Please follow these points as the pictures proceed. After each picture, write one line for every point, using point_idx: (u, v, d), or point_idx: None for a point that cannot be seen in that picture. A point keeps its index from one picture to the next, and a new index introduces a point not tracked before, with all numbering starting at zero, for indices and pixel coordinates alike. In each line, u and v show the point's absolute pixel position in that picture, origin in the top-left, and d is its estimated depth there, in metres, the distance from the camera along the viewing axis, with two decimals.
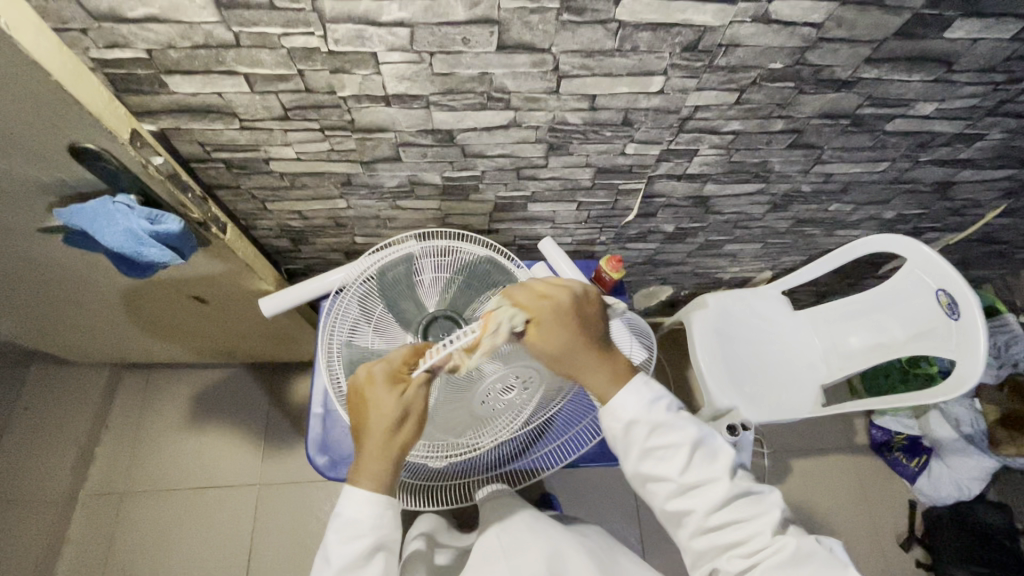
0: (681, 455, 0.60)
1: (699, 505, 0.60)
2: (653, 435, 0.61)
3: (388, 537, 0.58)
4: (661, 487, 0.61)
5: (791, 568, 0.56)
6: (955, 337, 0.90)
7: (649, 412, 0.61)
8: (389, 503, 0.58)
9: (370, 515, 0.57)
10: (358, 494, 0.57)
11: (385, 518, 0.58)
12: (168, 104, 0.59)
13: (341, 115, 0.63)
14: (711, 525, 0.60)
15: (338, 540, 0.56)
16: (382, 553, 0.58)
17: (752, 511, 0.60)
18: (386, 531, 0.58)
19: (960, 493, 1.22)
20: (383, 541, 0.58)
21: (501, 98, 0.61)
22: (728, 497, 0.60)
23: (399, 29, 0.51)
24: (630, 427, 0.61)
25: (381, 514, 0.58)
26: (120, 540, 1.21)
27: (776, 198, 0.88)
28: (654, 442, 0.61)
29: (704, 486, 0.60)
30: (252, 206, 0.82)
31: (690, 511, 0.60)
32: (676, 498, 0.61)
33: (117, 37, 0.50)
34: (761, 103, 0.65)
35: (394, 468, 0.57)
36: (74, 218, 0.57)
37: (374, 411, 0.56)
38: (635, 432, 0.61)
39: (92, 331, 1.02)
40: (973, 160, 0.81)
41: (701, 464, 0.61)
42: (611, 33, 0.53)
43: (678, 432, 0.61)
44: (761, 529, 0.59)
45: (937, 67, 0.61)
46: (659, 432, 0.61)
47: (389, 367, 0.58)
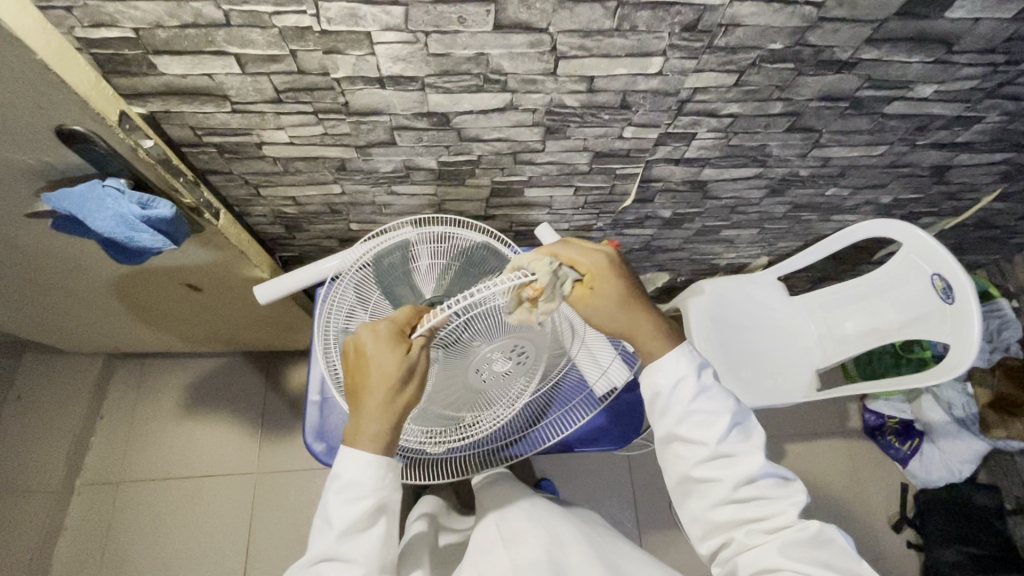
0: (723, 423, 0.63)
1: (727, 477, 0.61)
2: (698, 399, 0.63)
3: (387, 500, 0.61)
4: (690, 452, 0.63)
5: (810, 548, 0.58)
6: (949, 322, 0.90)
7: (697, 376, 0.64)
8: (388, 463, 0.61)
9: (370, 477, 0.60)
10: (358, 456, 0.59)
11: (386, 480, 0.61)
12: (157, 86, 0.58)
13: (335, 98, 0.62)
14: (736, 498, 0.61)
15: (341, 502, 0.59)
16: (382, 515, 0.61)
17: (777, 491, 0.62)
18: (388, 493, 0.61)
19: (950, 475, 1.23)
20: (382, 503, 0.61)
21: (498, 80, 0.60)
22: (758, 474, 0.62)
23: (394, 7, 0.50)
24: (675, 388, 0.64)
25: (383, 476, 0.61)
26: (117, 528, 1.20)
27: (774, 182, 0.87)
28: (696, 406, 0.63)
29: (737, 459, 0.62)
30: (245, 192, 0.81)
31: (718, 481, 0.62)
32: (705, 466, 0.62)
33: (102, 15, 0.49)
34: (760, 85, 0.64)
35: (390, 428, 0.59)
36: (62, 202, 0.56)
37: (373, 369, 0.58)
38: (678, 393, 0.64)
39: (83, 319, 1.01)
40: (971, 143, 0.81)
41: (735, 437, 0.63)
42: (609, 13, 0.52)
43: (719, 403, 0.64)
44: (785, 508, 0.61)
45: (937, 48, 0.60)
46: (703, 398, 0.63)
47: (393, 324, 0.59)
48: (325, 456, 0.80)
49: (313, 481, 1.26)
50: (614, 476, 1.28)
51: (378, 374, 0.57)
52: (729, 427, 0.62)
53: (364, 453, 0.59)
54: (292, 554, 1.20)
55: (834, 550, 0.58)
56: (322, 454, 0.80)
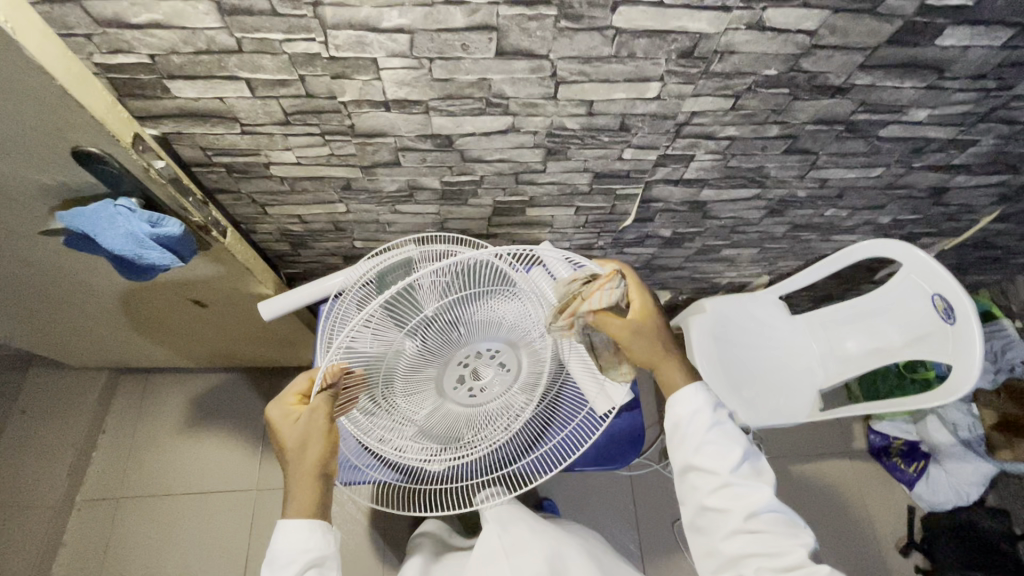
0: (734, 455, 0.64)
1: (738, 508, 0.62)
2: (714, 431, 0.65)
3: (318, 557, 0.60)
4: (704, 482, 0.64)
5: None
6: (952, 342, 0.90)
7: (714, 410, 0.67)
8: (320, 525, 0.61)
9: (295, 541, 0.60)
10: (286, 531, 0.60)
11: (313, 540, 0.60)
12: (170, 109, 0.60)
13: (342, 120, 0.63)
14: (746, 529, 0.62)
15: (273, 568, 0.60)
16: (315, 571, 0.60)
17: (787, 531, 0.62)
18: (320, 551, 0.61)
19: (959, 498, 1.21)
20: (317, 560, 0.61)
21: (500, 104, 0.61)
22: (768, 508, 0.62)
23: (399, 35, 0.52)
24: (693, 418, 0.66)
25: (311, 537, 0.60)
26: (117, 543, 1.20)
27: (772, 203, 0.88)
28: (711, 436, 0.65)
29: (747, 492, 0.63)
30: (252, 211, 0.82)
31: (728, 511, 0.62)
32: (716, 495, 0.63)
33: (121, 42, 0.51)
34: (756, 109, 0.65)
35: (313, 492, 0.61)
36: (76, 220, 0.57)
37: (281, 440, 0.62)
38: (696, 423, 0.66)
39: (89, 334, 1.02)
40: (967, 165, 0.82)
41: (748, 471, 0.64)
42: (608, 40, 0.53)
43: (733, 438, 0.66)
44: (793, 548, 0.60)
45: (928, 74, 0.62)
46: (718, 429, 0.66)
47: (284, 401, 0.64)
48: None
49: None
50: (617, 498, 1.27)
51: (285, 445, 0.61)
52: (741, 460, 0.64)
53: (290, 524, 0.60)
54: None
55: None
56: None
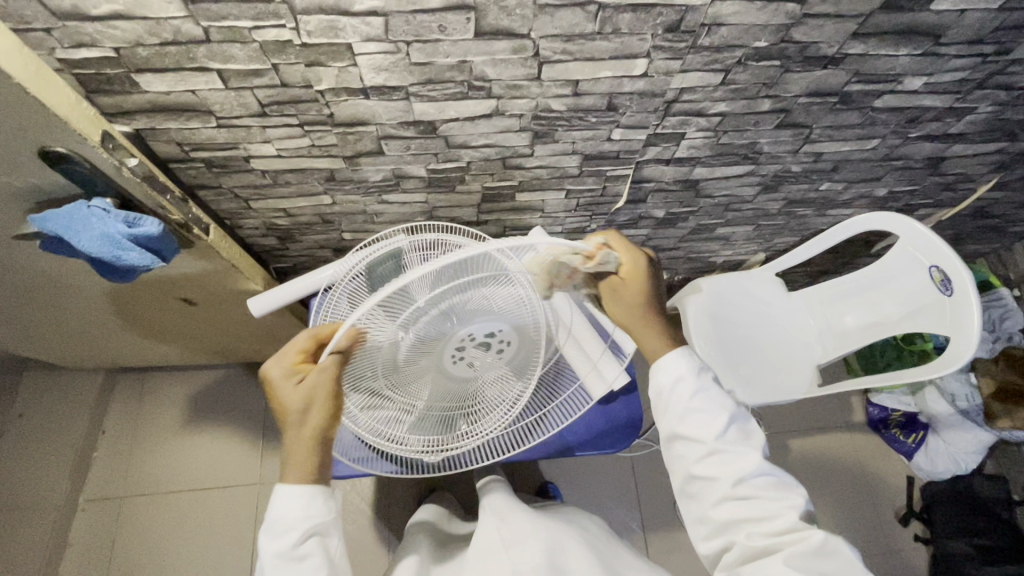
0: (719, 420, 0.63)
1: (725, 475, 0.61)
2: (697, 397, 0.64)
3: (318, 526, 0.59)
4: (691, 450, 0.63)
5: (812, 558, 0.57)
6: (949, 313, 0.89)
7: (697, 374, 0.65)
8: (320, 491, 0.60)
9: (298, 507, 0.58)
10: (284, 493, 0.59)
11: (313, 507, 0.59)
12: (141, 104, 0.58)
13: (320, 110, 0.61)
14: (736, 496, 0.61)
15: (271, 536, 0.58)
16: (318, 539, 0.60)
17: (777, 493, 0.61)
18: (321, 518, 0.60)
19: (956, 467, 1.22)
20: (318, 528, 0.59)
21: (482, 87, 0.60)
22: (757, 471, 0.61)
23: (373, 18, 0.50)
24: (676, 384, 0.65)
25: (310, 505, 0.59)
26: (122, 542, 1.21)
27: (766, 178, 0.87)
28: (695, 403, 0.64)
29: (734, 458, 0.62)
30: (236, 206, 0.81)
31: (717, 478, 0.61)
32: (704, 463, 0.62)
33: (83, 36, 0.49)
34: (746, 83, 0.64)
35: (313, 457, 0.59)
36: (46, 223, 0.55)
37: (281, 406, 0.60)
38: (679, 390, 0.64)
39: (80, 336, 1.01)
40: (964, 134, 0.80)
41: (736, 435, 0.63)
42: (590, 16, 0.51)
43: (718, 402, 0.64)
44: (784, 512, 0.60)
45: (924, 41, 0.60)
46: (701, 394, 0.64)
47: (288, 362, 0.61)
48: None
49: None
50: (619, 480, 1.27)
51: (286, 410, 0.59)
52: (727, 425, 0.63)
53: (290, 490, 0.58)
54: None
55: (833, 557, 0.57)
56: None
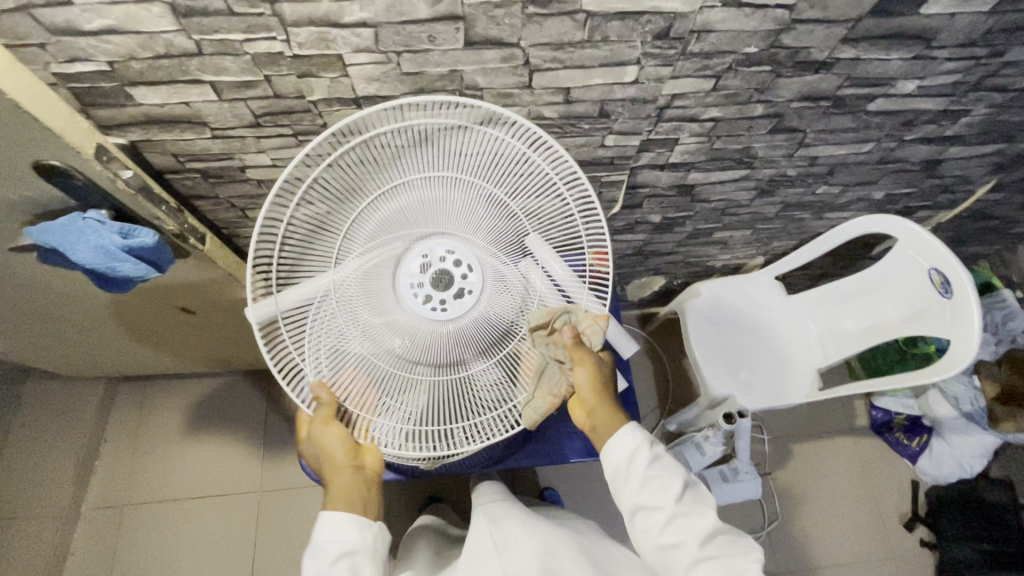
0: (676, 483, 0.65)
1: (690, 538, 0.62)
2: (653, 466, 0.66)
3: (355, 549, 0.63)
4: (653, 521, 0.64)
5: None
6: (950, 316, 0.88)
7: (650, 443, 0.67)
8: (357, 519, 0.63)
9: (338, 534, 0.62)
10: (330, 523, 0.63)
11: (349, 532, 0.63)
12: (136, 116, 0.59)
13: (313, 120, 0.62)
14: (705, 557, 0.61)
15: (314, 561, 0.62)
16: (350, 561, 0.62)
17: (739, 548, 0.62)
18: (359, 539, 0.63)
19: (962, 471, 1.22)
20: (350, 551, 0.63)
21: (474, 95, 0.60)
22: (717, 529, 0.63)
23: (363, 29, 0.50)
24: (632, 456, 0.66)
25: (347, 532, 0.63)
26: (123, 550, 1.21)
27: (762, 183, 0.86)
28: (652, 470, 0.65)
29: (695, 518, 0.63)
30: (233, 215, 0.81)
31: (683, 543, 0.62)
32: (668, 530, 0.63)
33: (76, 50, 0.50)
34: (738, 89, 0.64)
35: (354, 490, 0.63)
36: (43, 236, 0.56)
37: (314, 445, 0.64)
38: (636, 461, 0.66)
39: (81, 345, 1.01)
40: (960, 136, 0.80)
41: (692, 495, 0.65)
42: (579, 25, 0.52)
43: (672, 466, 0.67)
44: (750, 565, 0.61)
45: (915, 44, 0.60)
46: (656, 462, 0.66)
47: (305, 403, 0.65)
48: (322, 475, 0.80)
49: (314, 496, 1.26)
50: None
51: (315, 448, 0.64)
52: (683, 487, 0.65)
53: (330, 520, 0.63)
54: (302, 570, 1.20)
55: None
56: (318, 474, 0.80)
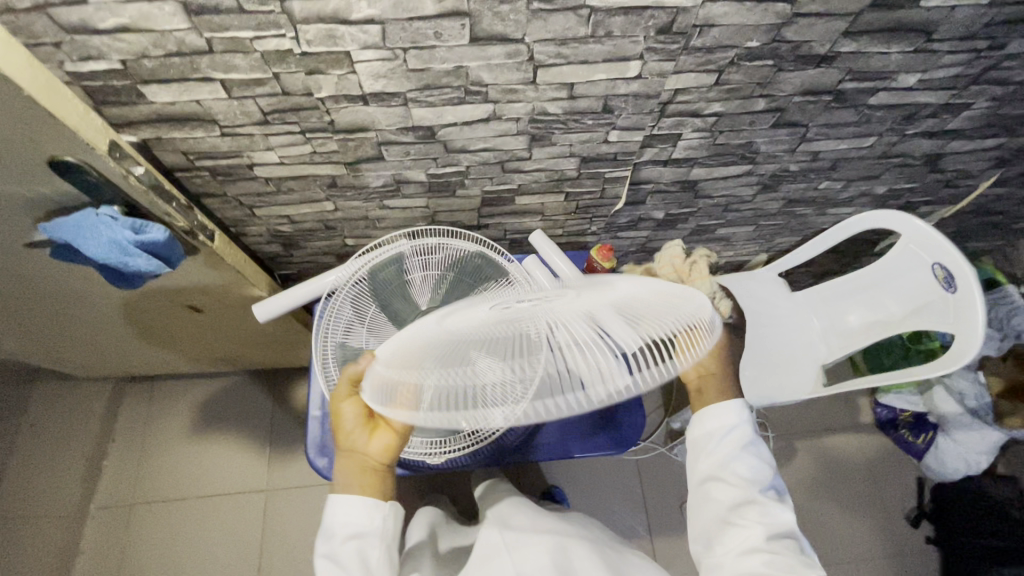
0: (762, 476, 0.67)
1: (759, 527, 0.64)
2: (747, 450, 0.68)
3: (362, 533, 0.65)
4: (726, 495, 0.66)
5: None
6: (954, 310, 0.88)
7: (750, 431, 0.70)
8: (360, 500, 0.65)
9: (343, 513, 0.65)
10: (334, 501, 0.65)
11: (356, 515, 0.65)
12: (148, 114, 0.60)
13: (321, 117, 0.63)
14: (767, 548, 0.62)
15: (324, 537, 0.65)
16: (358, 543, 0.64)
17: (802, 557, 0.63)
18: (365, 522, 0.65)
19: (967, 467, 1.18)
20: (358, 534, 0.65)
21: (479, 92, 0.61)
22: (787, 532, 0.64)
23: (370, 26, 0.51)
24: (730, 435, 0.69)
25: (355, 513, 0.65)
26: (132, 550, 1.21)
27: (765, 178, 0.87)
28: (743, 453, 0.68)
29: (769, 513, 0.64)
30: (241, 213, 0.82)
31: (750, 528, 0.64)
32: (739, 510, 0.65)
33: (90, 49, 0.51)
34: (741, 83, 0.64)
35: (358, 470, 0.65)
36: (59, 231, 0.57)
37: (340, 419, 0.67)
38: (731, 440, 0.69)
39: (90, 345, 1.02)
40: (962, 130, 0.80)
41: (771, 496, 0.67)
42: (583, 20, 0.52)
43: (763, 461, 0.68)
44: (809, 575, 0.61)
45: (916, 37, 0.60)
46: (750, 452, 0.68)
47: None
48: (328, 470, 0.82)
49: (321, 495, 1.27)
50: (624, 483, 1.27)
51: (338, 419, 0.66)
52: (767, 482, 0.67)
53: (336, 497, 0.65)
54: (307, 568, 1.21)
55: None
56: (325, 469, 0.82)
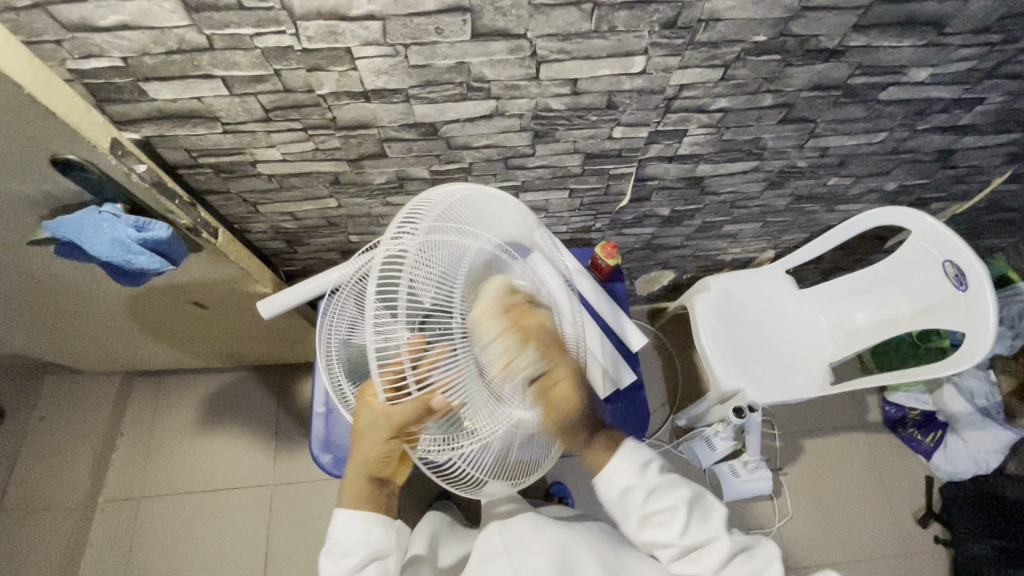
0: (678, 515, 0.67)
1: (700, 563, 0.66)
2: (651, 500, 0.68)
3: (378, 552, 0.64)
4: (663, 549, 0.68)
5: None
6: (964, 308, 0.87)
7: (642, 476, 0.69)
8: (377, 520, 0.65)
9: (359, 532, 0.64)
10: (344, 519, 0.64)
11: (373, 533, 0.64)
12: (149, 111, 0.60)
13: (322, 114, 0.63)
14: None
15: (332, 558, 0.63)
16: (375, 564, 0.64)
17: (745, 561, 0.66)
18: (378, 543, 0.64)
19: (978, 468, 1.18)
20: (376, 553, 0.64)
21: (481, 88, 0.60)
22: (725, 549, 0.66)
23: (371, 22, 0.50)
24: (628, 492, 0.69)
25: (370, 531, 0.64)
26: (139, 543, 1.22)
27: (772, 174, 0.86)
28: (650, 508, 0.68)
29: (700, 544, 0.67)
30: (244, 210, 0.82)
31: (694, 569, 0.67)
32: (680, 559, 0.68)
33: (91, 47, 0.51)
34: (747, 78, 0.63)
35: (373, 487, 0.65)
36: (60, 229, 0.57)
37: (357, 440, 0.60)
38: (632, 500, 0.69)
39: (97, 340, 1.03)
40: (974, 125, 0.79)
41: (694, 518, 0.68)
42: (586, 15, 0.52)
43: (670, 493, 0.69)
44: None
45: (927, 31, 0.59)
46: (655, 495, 0.69)
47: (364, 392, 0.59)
48: (332, 467, 0.82)
49: (328, 491, 1.27)
50: None
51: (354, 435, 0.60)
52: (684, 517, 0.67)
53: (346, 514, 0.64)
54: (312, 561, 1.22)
55: None
56: (329, 466, 0.82)
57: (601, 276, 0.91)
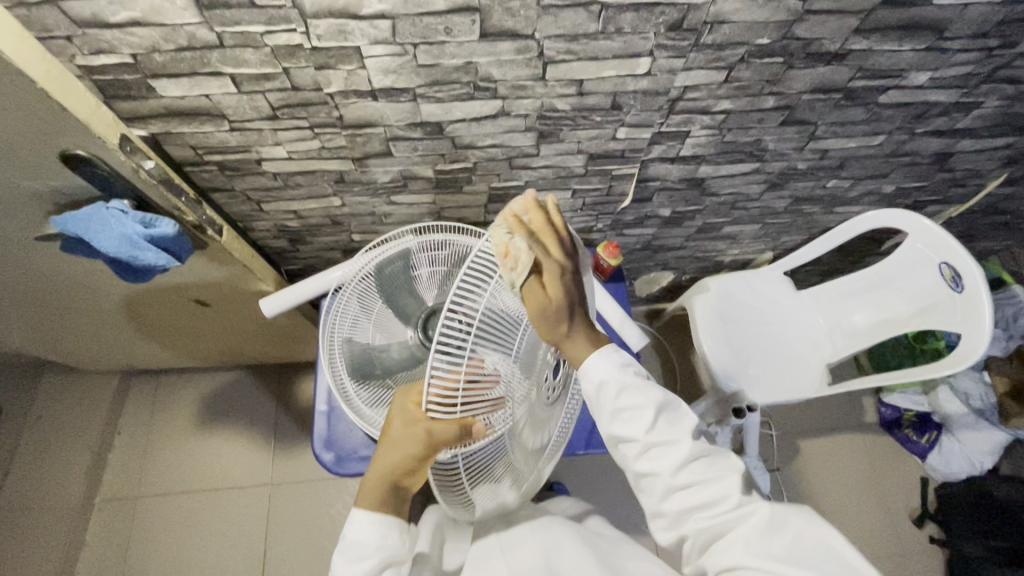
0: (648, 416, 0.55)
1: (666, 469, 0.55)
2: (622, 397, 0.56)
3: (393, 557, 0.59)
4: (630, 450, 0.57)
5: (768, 537, 0.52)
6: (960, 309, 0.88)
7: (621, 375, 0.55)
8: (395, 524, 0.59)
9: (374, 534, 0.59)
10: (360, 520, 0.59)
11: (389, 539, 0.59)
12: (157, 108, 0.60)
13: (329, 112, 0.63)
14: (679, 485, 0.55)
15: (345, 559, 0.58)
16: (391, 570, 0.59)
17: (716, 471, 0.55)
18: (392, 551, 0.59)
19: (971, 467, 1.20)
20: (391, 559, 0.59)
21: (488, 88, 0.61)
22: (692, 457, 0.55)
23: (380, 21, 0.51)
24: (602, 388, 0.55)
25: (387, 536, 0.59)
26: (137, 544, 1.22)
27: (772, 176, 0.87)
28: (620, 403, 0.55)
29: (668, 450, 0.56)
30: (247, 208, 0.82)
31: (656, 474, 0.55)
32: (643, 460, 0.56)
33: (101, 43, 0.51)
34: (750, 80, 0.64)
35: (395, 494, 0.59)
36: (69, 225, 0.57)
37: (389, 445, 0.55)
38: (602, 395, 0.56)
39: (97, 339, 1.03)
40: (971, 129, 0.80)
41: (664, 419, 0.56)
42: (593, 16, 0.52)
43: (645, 393, 0.56)
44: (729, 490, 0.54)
45: (927, 35, 0.60)
46: (626, 393, 0.56)
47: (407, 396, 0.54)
48: (333, 465, 0.81)
49: (326, 490, 1.27)
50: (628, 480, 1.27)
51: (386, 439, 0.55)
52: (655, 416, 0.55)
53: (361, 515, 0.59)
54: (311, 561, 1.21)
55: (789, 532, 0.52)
56: (331, 464, 0.81)
57: (603, 276, 0.92)
